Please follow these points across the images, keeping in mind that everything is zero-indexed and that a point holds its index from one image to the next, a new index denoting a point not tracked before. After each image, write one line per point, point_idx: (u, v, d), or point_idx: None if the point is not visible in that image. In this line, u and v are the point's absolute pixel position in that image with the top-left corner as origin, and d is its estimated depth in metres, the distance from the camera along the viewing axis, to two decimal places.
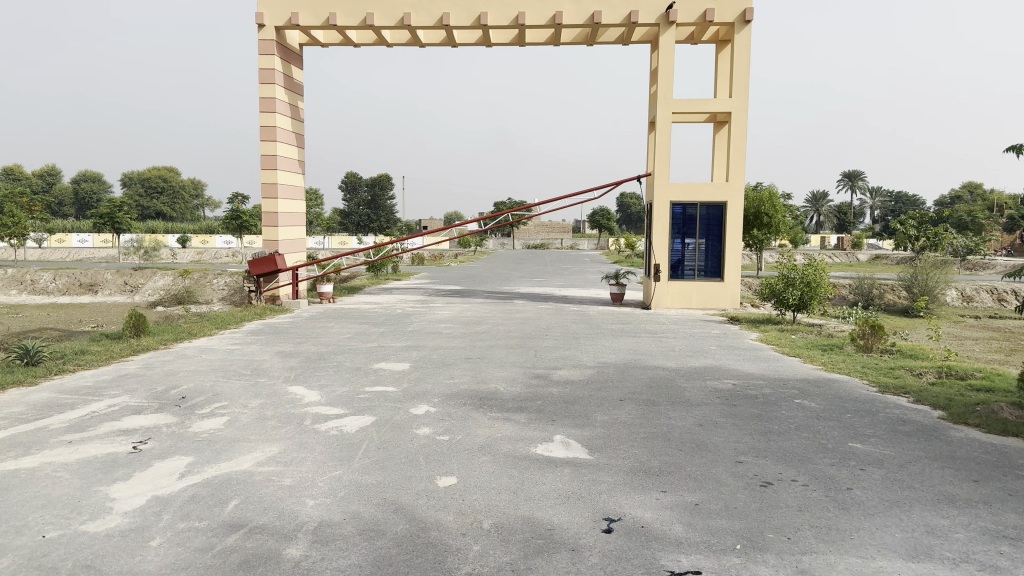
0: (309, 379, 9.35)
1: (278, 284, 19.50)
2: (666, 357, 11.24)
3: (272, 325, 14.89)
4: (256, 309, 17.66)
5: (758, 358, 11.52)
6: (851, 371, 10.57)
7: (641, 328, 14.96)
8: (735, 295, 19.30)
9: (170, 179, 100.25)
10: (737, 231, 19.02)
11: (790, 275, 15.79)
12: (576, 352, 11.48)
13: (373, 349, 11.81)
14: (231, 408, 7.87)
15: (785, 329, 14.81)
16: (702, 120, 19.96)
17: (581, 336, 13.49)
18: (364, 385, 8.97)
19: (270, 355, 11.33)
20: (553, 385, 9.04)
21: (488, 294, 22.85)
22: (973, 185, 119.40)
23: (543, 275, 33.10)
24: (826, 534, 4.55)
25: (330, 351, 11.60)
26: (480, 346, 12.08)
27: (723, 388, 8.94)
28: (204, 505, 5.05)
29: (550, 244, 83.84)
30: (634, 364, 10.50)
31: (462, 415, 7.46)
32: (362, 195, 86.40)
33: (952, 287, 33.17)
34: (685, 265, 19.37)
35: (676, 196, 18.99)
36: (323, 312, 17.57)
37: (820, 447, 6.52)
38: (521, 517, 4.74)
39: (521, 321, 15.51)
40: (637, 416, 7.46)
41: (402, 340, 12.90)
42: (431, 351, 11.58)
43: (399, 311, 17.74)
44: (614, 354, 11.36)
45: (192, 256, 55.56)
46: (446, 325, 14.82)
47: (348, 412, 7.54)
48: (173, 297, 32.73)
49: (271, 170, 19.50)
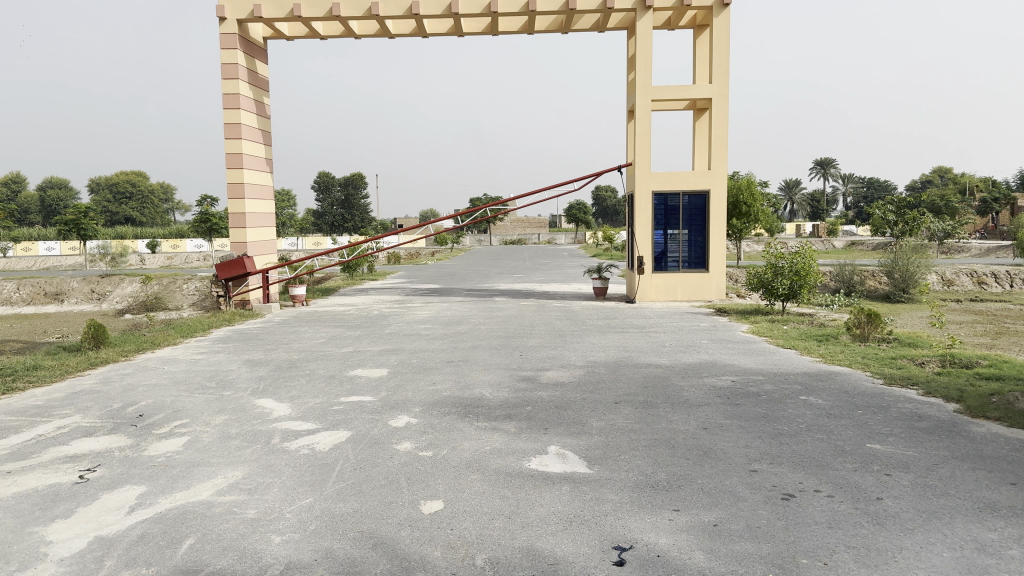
0: (279, 391, 8.67)
1: (248, 288, 18.71)
2: (659, 354, 10.69)
3: (243, 332, 14.16)
4: (226, 315, 16.90)
5: (753, 351, 11.02)
6: (851, 362, 10.11)
7: (628, 323, 14.42)
8: (721, 285, 18.85)
9: (138, 183, 98.28)
10: (721, 220, 18.56)
11: (778, 264, 15.32)
12: (563, 352, 10.90)
13: (349, 355, 11.14)
14: (192, 427, 7.18)
15: (776, 320, 14.32)
16: (682, 107, 19.46)
17: (567, 334, 12.91)
18: (338, 395, 8.32)
19: (238, 364, 10.62)
20: (542, 388, 8.44)
21: (467, 292, 22.21)
22: (943, 170, 120.59)
23: (522, 270, 32.53)
24: (866, 556, 4.00)
25: (302, 358, 10.92)
26: (461, 347, 11.46)
27: (723, 386, 8.40)
28: (154, 546, 4.39)
29: (527, 240, 83.33)
30: (626, 363, 9.93)
31: (446, 426, 6.84)
32: (336, 195, 85.27)
33: (933, 272, 33.11)
34: (669, 257, 18.87)
35: (658, 186, 18.47)
36: (296, 316, 16.85)
37: (838, 450, 5.98)
38: (520, 549, 4.15)
39: (504, 320, 14.92)
40: (636, 420, 6.90)
41: (379, 343, 12.24)
42: (410, 355, 10.95)
43: (376, 313, 17.07)
44: (603, 352, 10.81)
45: (163, 261, 54.28)
46: (424, 325, 14.20)
47: (320, 427, 6.89)
48: (142, 305, 31.74)
49: (237, 170, 18.72)
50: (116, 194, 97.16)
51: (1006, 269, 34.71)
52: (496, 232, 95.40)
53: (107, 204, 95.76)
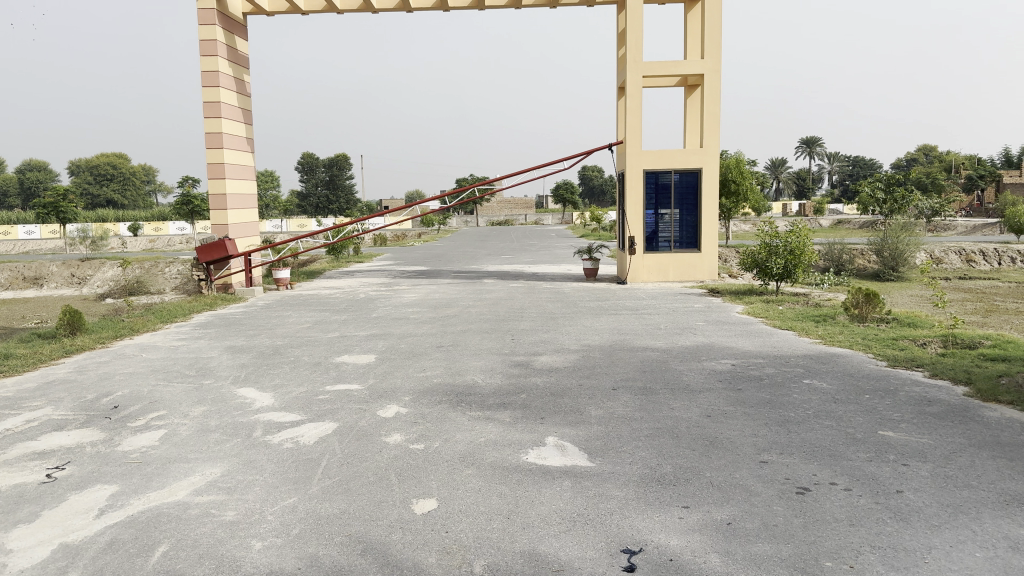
0: (261, 379, 8.31)
1: (230, 272, 18.24)
2: (654, 336, 10.39)
3: (225, 317, 13.75)
4: (207, 299, 16.46)
5: (751, 333, 10.74)
6: (852, 343, 9.86)
7: (620, 304, 14.11)
8: (713, 265, 18.57)
9: (119, 165, 96.73)
10: (714, 199, 18.26)
11: (772, 243, 15.04)
12: (556, 335, 10.58)
13: (335, 340, 10.78)
14: (170, 419, 6.81)
15: (771, 300, 14.05)
16: (673, 84, 19.07)
17: (559, 316, 12.59)
18: (324, 383, 7.97)
19: (219, 351, 10.23)
20: (537, 375, 8.12)
21: (455, 274, 21.84)
22: (928, 150, 121.03)
23: (511, 252, 32.16)
24: (893, 558, 3.72)
25: (286, 344, 10.55)
26: (451, 332, 11.11)
27: (723, 370, 8.11)
28: (124, 554, 4.04)
29: (514, 220, 82.87)
30: (622, 346, 9.63)
31: (438, 416, 6.50)
32: (320, 176, 84.25)
33: (922, 250, 33.03)
34: (661, 237, 18.55)
35: (650, 165, 18.12)
36: (280, 300, 16.43)
37: (849, 438, 5.71)
38: (520, 554, 3.84)
39: (494, 302, 14.57)
40: (636, 408, 6.60)
41: (366, 327, 11.87)
42: (398, 340, 10.60)
43: (362, 296, 16.68)
44: (597, 335, 10.50)
45: (145, 244, 53.41)
46: (412, 309, 13.84)
47: (305, 419, 6.55)
48: (123, 288, 31.13)
49: (217, 150, 18.19)
50: (96, 176, 95.57)
51: (995, 247, 34.70)
52: (483, 212, 94.75)
53: (87, 186, 94.29)
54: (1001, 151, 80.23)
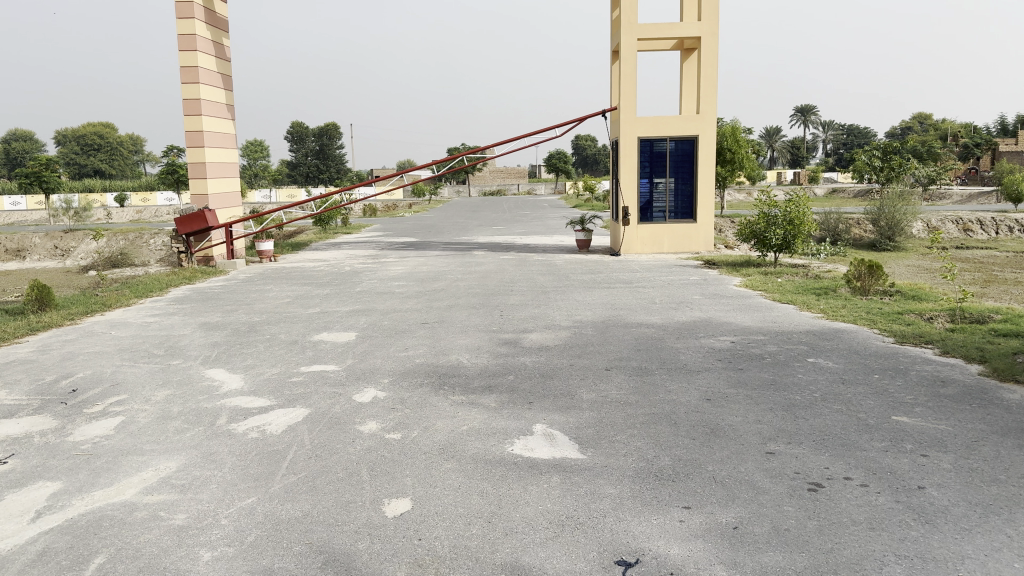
0: (232, 360, 7.81)
1: (211, 244, 17.67)
2: (649, 311, 9.93)
3: (203, 291, 13.22)
4: (187, 273, 15.91)
5: (750, 307, 10.30)
6: (856, 318, 9.42)
7: (614, 277, 13.63)
8: (708, 236, 18.09)
9: (105, 135, 95.14)
10: (710, 167, 17.72)
11: (771, 213, 14.54)
12: (547, 311, 10.10)
13: (315, 317, 10.28)
14: (129, 405, 6.33)
15: (769, 272, 13.59)
16: (668, 47, 18.42)
17: (550, 290, 12.11)
18: (299, 364, 7.48)
19: (192, 329, 9.72)
20: (525, 354, 7.65)
21: (445, 246, 21.30)
22: (923, 118, 120.33)
23: (501, 222, 31.56)
24: (922, 570, 3.29)
25: (263, 321, 10.04)
26: (437, 307, 10.62)
27: (722, 348, 7.66)
28: (54, 568, 3.57)
29: (506, 190, 82.07)
30: (615, 322, 9.16)
31: (418, 401, 6.04)
32: (309, 146, 83.05)
33: (918, 220, 32.64)
34: (656, 207, 18.02)
35: (644, 132, 17.54)
36: (262, 273, 15.89)
37: (861, 425, 5.27)
38: (501, 567, 3.39)
39: (483, 275, 14.07)
40: (631, 391, 6.14)
41: (349, 302, 11.37)
42: (381, 316, 10.11)
43: (347, 268, 16.15)
44: (590, 310, 10.03)
45: (131, 215, 52.52)
46: (398, 283, 13.33)
47: (275, 405, 6.07)
48: (106, 261, 30.45)
49: (196, 117, 17.51)
50: (82, 146, 94.01)
51: (992, 216, 34.32)
52: (475, 182, 93.85)
53: (73, 157, 92.78)
54: (997, 118, 79.65)
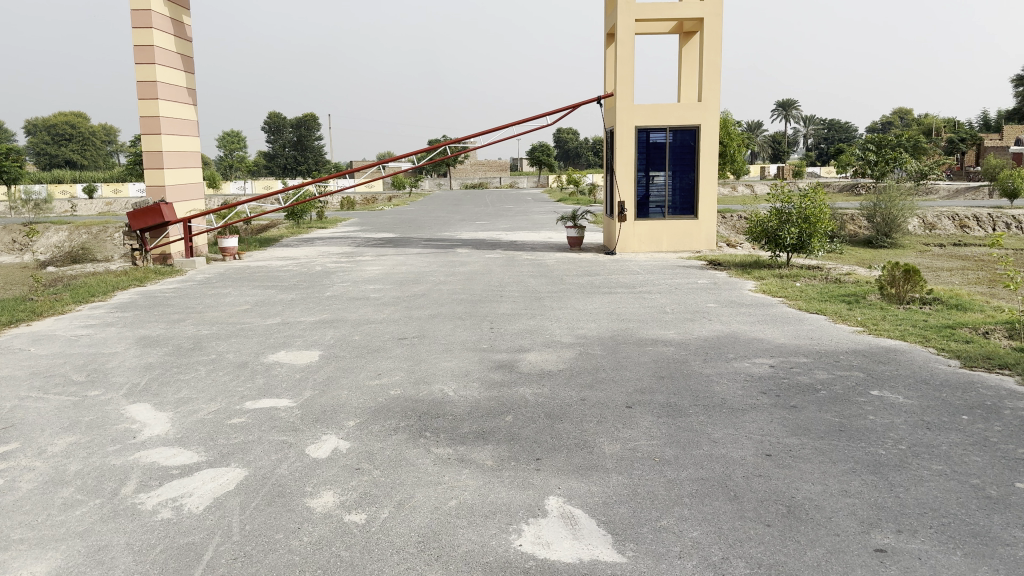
0: (165, 391, 6.35)
1: (168, 240, 16.08)
2: (663, 324, 8.57)
3: (151, 296, 11.69)
4: (138, 273, 14.35)
5: (777, 318, 8.96)
6: (904, 333, 8.15)
7: (613, 280, 12.29)
8: (711, 234, 16.74)
9: (77, 125, 92.18)
10: (713, 159, 16.41)
11: (785, 209, 13.23)
12: (543, 324, 8.71)
13: (273, 330, 8.81)
14: (13, 460, 4.86)
15: (784, 275, 12.27)
16: (667, 30, 17.06)
17: (544, 296, 10.73)
18: (244, 397, 6.04)
19: (127, 346, 8.22)
20: (524, 383, 6.26)
21: (426, 242, 19.87)
22: (904, 113, 120.51)
23: (486, 217, 30.16)
24: None
25: (212, 335, 8.55)
26: (416, 318, 9.19)
27: (763, 375, 6.31)
28: None
29: (488, 184, 80.60)
30: (626, 339, 7.79)
31: (390, 457, 4.63)
32: (287, 137, 81.02)
33: (915, 216, 31.72)
34: (654, 201, 16.66)
35: (643, 121, 16.21)
36: (224, 274, 14.37)
37: (985, 500, 3.95)
38: None
39: (467, 277, 12.66)
40: (666, 443, 4.77)
41: (316, 311, 9.93)
42: (352, 329, 8.67)
43: (318, 268, 14.68)
44: (594, 323, 8.65)
45: (99, 206, 50.42)
46: (373, 286, 11.88)
47: (203, 465, 4.63)
48: (67, 256, 28.60)
49: (151, 102, 15.89)
50: (52, 136, 91.09)
51: (989, 212, 33.51)
52: (456, 175, 92.33)
53: (43, 147, 89.95)
54: (982, 112, 79.53)
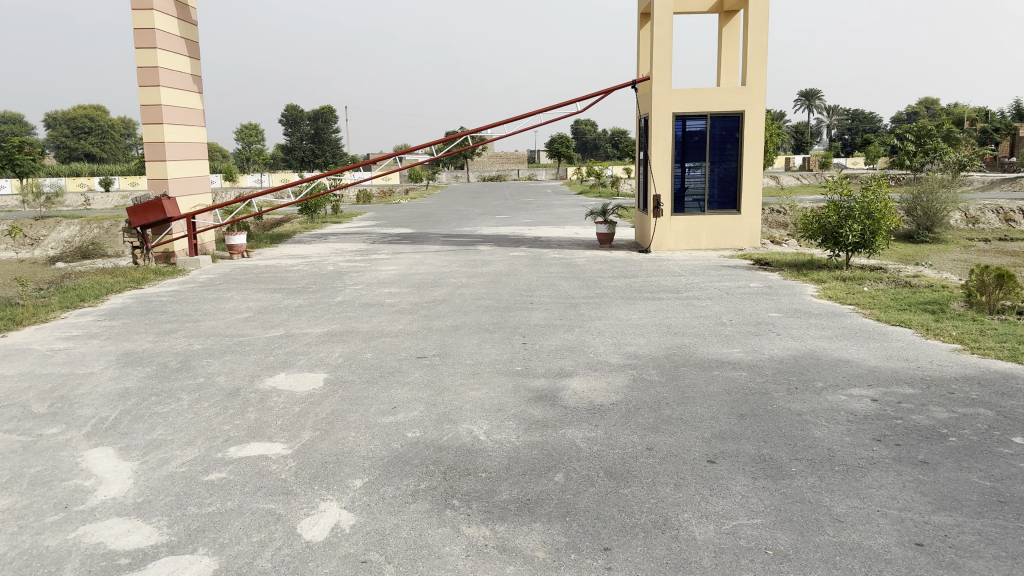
0: (135, 429, 5.23)
1: (171, 237, 15.02)
2: (724, 340, 7.34)
3: (146, 301, 10.60)
4: (137, 273, 13.31)
5: (856, 333, 7.72)
6: (1013, 352, 6.90)
7: (654, 282, 11.08)
8: (754, 230, 15.45)
9: (95, 117, 91.54)
10: (757, 149, 15.13)
11: (846, 204, 11.94)
12: (585, 339, 7.50)
13: (274, 344, 7.68)
14: None
15: (847, 278, 11.04)
16: (707, 9, 15.76)
17: (580, 303, 9.53)
18: (228, 441, 4.91)
19: (105, 364, 7.11)
20: (572, 422, 5.07)
21: (446, 239, 18.72)
22: (931, 104, 117.75)
23: (507, 211, 28.93)
24: None
25: (203, 352, 7.43)
26: (437, 330, 8.02)
27: (869, 417, 5.09)
28: None
29: (507, 176, 79.30)
30: (686, 359, 6.58)
31: (409, 542, 3.48)
32: (305, 129, 80.20)
33: (957, 209, 30.20)
34: (692, 194, 15.36)
35: (681, 108, 14.93)
36: (228, 274, 13.29)
37: None
38: None
39: (493, 280, 11.49)
40: (775, 526, 3.56)
41: (324, 320, 8.79)
42: (363, 345, 7.52)
43: (330, 268, 13.56)
44: (644, 338, 7.44)
45: (112, 200, 49.67)
46: (390, 290, 10.72)
47: (162, 552, 3.49)
48: (75, 252, 27.70)
49: (153, 89, 14.81)
50: (71, 128, 90.84)
51: None
52: (473, 167, 91.22)
53: (62, 139, 89.50)
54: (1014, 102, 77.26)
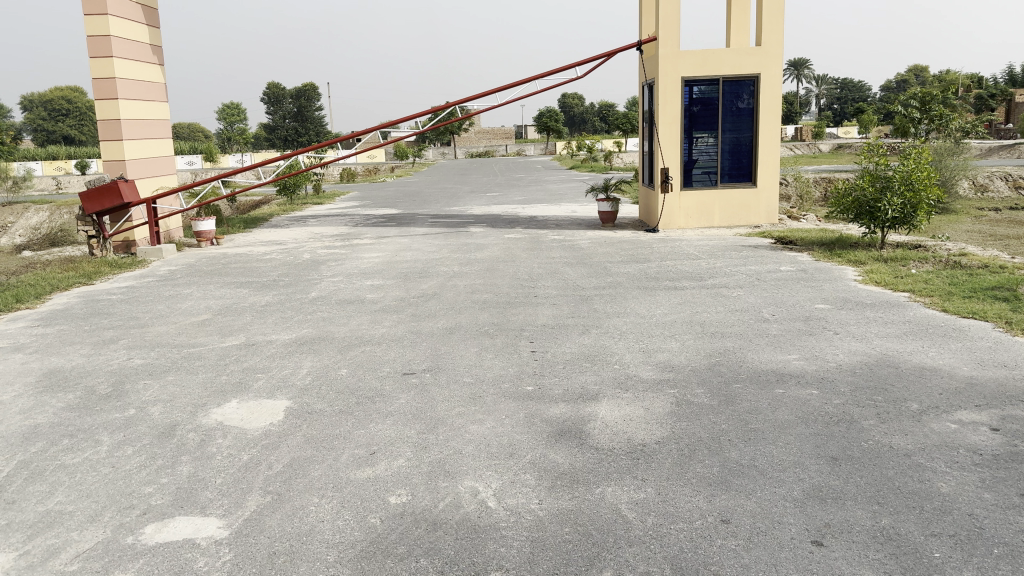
0: (27, 495, 3.91)
1: (131, 224, 13.61)
2: (775, 344, 6.08)
3: (93, 301, 9.23)
4: (90, 266, 11.89)
5: (927, 330, 6.49)
6: None
7: (671, 268, 9.79)
8: (772, 203, 14.16)
9: (72, 98, 88.91)
10: (773, 116, 13.83)
11: (884, 175, 10.69)
12: (605, 344, 6.22)
13: (229, 356, 6.36)
14: None
15: (889, 259, 9.84)
16: None
17: (592, 295, 8.24)
18: (147, 516, 3.61)
19: (19, 390, 5.76)
20: (612, 474, 3.79)
21: (434, 219, 17.35)
22: (921, 71, 116.46)
23: (498, 188, 27.50)
24: None
25: (143, 370, 6.09)
26: (427, 336, 6.72)
27: (1004, 460, 3.85)
28: None
29: (495, 152, 77.62)
30: (737, 372, 5.32)
31: None
32: (288, 107, 78.04)
33: (966, 177, 29.07)
34: (703, 166, 14.04)
35: (690, 71, 13.58)
36: (193, 266, 11.92)
37: None
38: None
39: (489, 268, 10.17)
40: None
41: (295, 323, 7.46)
42: (337, 356, 6.20)
43: (307, 256, 12.21)
44: (677, 342, 6.16)
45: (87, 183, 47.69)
46: (372, 283, 9.39)
47: None
48: (41, 240, 26.01)
49: (105, 60, 13.29)
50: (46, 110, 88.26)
51: None
52: (460, 144, 89.68)
53: (37, 121, 86.92)
54: (1008, 67, 76.07)
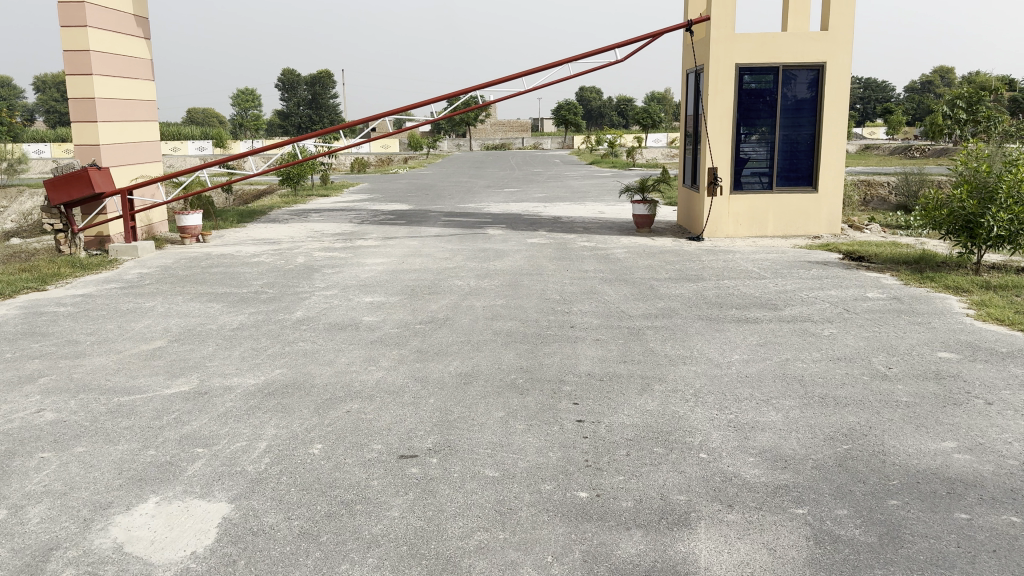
0: None
1: (105, 217, 12.06)
2: (914, 422, 4.39)
3: (34, 315, 7.60)
4: (51, 266, 10.33)
5: None
6: None
7: (732, 290, 8.11)
8: (833, 210, 12.43)
9: None
10: (838, 111, 12.09)
11: (985, 183, 8.96)
12: (679, 413, 4.54)
13: (169, 414, 4.72)
14: None
15: (997, 286, 8.12)
16: None
17: (644, 327, 6.57)
18: None
19: None
20: None
21: (448, 218, 15.69)
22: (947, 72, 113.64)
23: (517, 184, 25.73)
24: None
25: (47, 434, 4.45)
26: (434, 388, 5.06)
27: None
28: None
29: (511, 145, 75.74)
30: (887, 481, 3.63)
31: None
32: (302, 94, 76.43)
33: None
34: (757, 166, 12.30)
35: (746, 58, 11.84)
36: (169, 268, 10.35)
37: None
38: None
39: (512, 284, 8.50)
40: None
41: (264, 360, 5.81)
42: (311, 419, 4.54)
43: (301, 260, 10.59)
44: (777, 415, 4.48)
45: None
46: (371, 302, 7.74)
47: None
48: (33, 227, 24.46)
49: (78, 31, 11.67)
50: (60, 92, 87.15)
51: None
52: (474, 136, 87.89)
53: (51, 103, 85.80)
54: None
